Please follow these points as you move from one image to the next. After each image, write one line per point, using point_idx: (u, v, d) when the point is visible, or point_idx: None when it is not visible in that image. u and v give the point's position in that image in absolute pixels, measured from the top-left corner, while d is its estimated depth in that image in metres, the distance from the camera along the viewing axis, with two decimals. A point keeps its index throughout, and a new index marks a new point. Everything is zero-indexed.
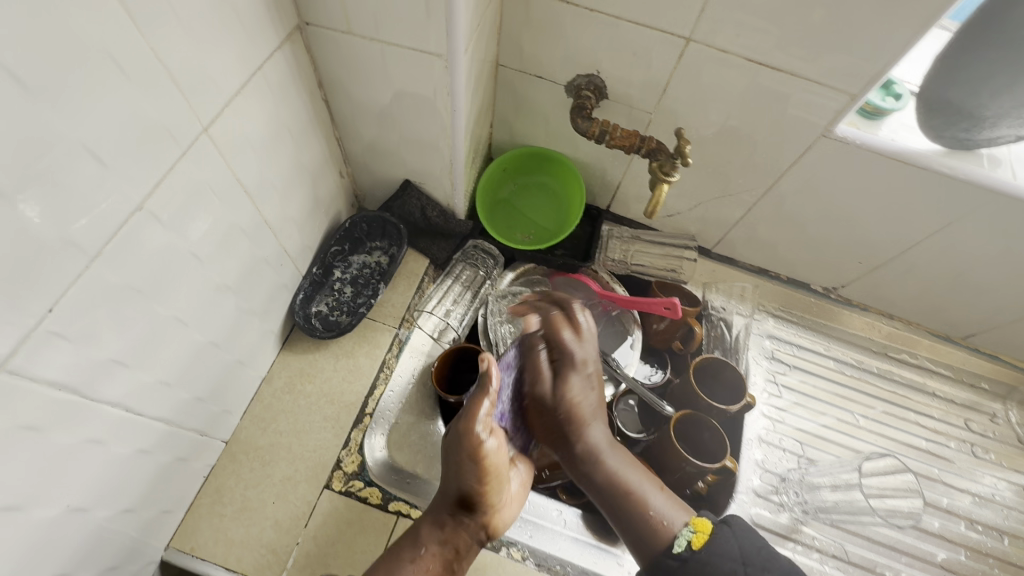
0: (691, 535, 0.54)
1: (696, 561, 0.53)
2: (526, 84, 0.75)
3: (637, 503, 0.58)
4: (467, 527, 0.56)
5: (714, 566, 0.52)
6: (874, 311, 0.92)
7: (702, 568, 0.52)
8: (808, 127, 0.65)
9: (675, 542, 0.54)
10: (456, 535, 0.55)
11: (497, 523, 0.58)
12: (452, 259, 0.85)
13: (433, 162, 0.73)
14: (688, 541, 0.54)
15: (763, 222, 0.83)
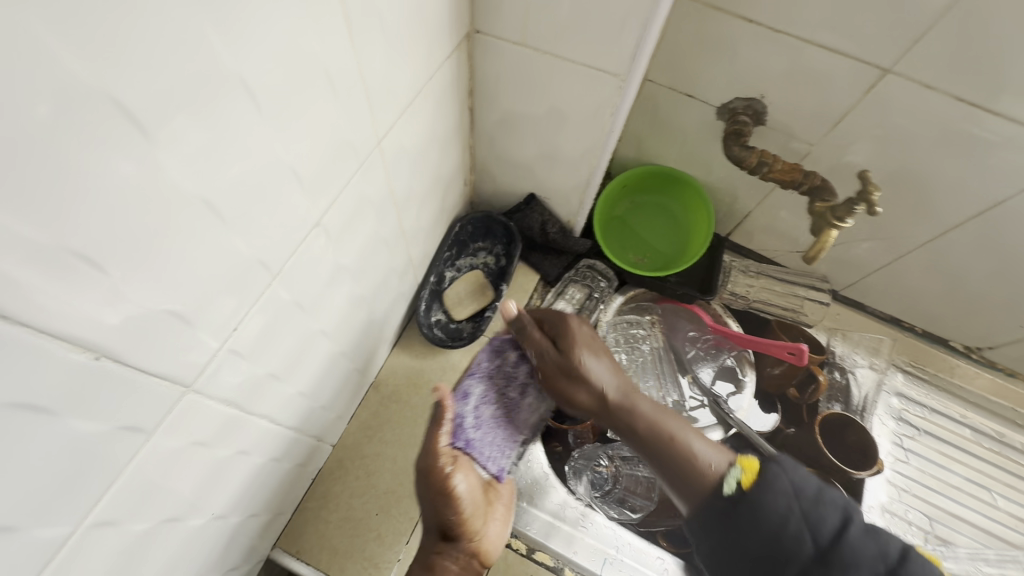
0: (738, 476, 0.46)
1: (745, 503, 0.44)
2: (672, 102, 0.70)
3: (677, 458, 0.51)
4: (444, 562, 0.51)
5: (763, 509, 0.42)
6: (1021, 379, 0.83)
7: (752, 513, 0.43)
8: (1008, 178, 0.57)
9: (723, 483, 0.46)
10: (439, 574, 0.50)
11: (485, 554, 0.54)
12: (565, 277, 0.80)
13: (566, 178, 0.69)
14: (736, 482, 0.45)
15: (913, 271, 0.75)
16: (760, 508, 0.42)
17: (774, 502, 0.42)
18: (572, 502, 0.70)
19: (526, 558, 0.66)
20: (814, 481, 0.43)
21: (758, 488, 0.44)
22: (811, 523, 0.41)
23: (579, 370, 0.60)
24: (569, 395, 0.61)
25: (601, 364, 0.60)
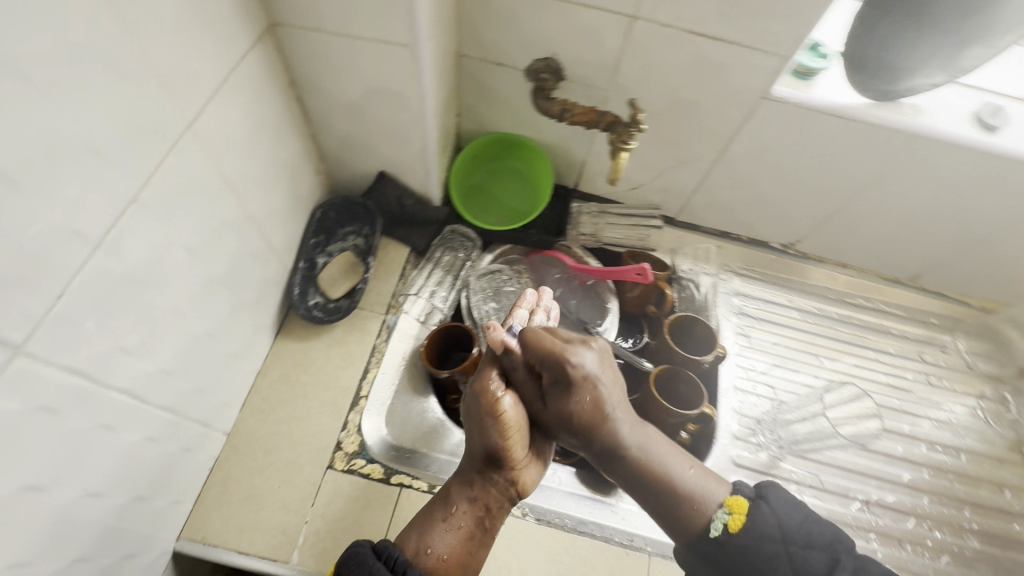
0: (726, 518, 0.58)
1: (733, 543, 0.56)
2: (488, 73, 0.79)
3: (678, 496, 0.60)
4: (488, 482, 0.60)
5: (754, 550, 0.55)
6: (829, 262, 0.99)
7: (742, 552, 0.56)
8: (749, 91, 0.71)
9: (711, 525, 0.58)
10: (483, 492, 0.59)
11: (525, 484, 0.61)
12: (432, 245, 0.88)
13: (405, 150, 0.76)
14: (724, 524, 0.57)
15: (719, 186, 0.88)
16: (746, 551, 0.55)
17: (766, 549, 0.55)
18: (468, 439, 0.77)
19: (427, 492, 0.71)
20: (795, 518, 0.56)
21: (742, 530, 0.56)
22: (797, 569, 0.53)
23: (581, 381, 0.60)
24: (564, 408, 0.60)
25: (619, 393, 0.63)
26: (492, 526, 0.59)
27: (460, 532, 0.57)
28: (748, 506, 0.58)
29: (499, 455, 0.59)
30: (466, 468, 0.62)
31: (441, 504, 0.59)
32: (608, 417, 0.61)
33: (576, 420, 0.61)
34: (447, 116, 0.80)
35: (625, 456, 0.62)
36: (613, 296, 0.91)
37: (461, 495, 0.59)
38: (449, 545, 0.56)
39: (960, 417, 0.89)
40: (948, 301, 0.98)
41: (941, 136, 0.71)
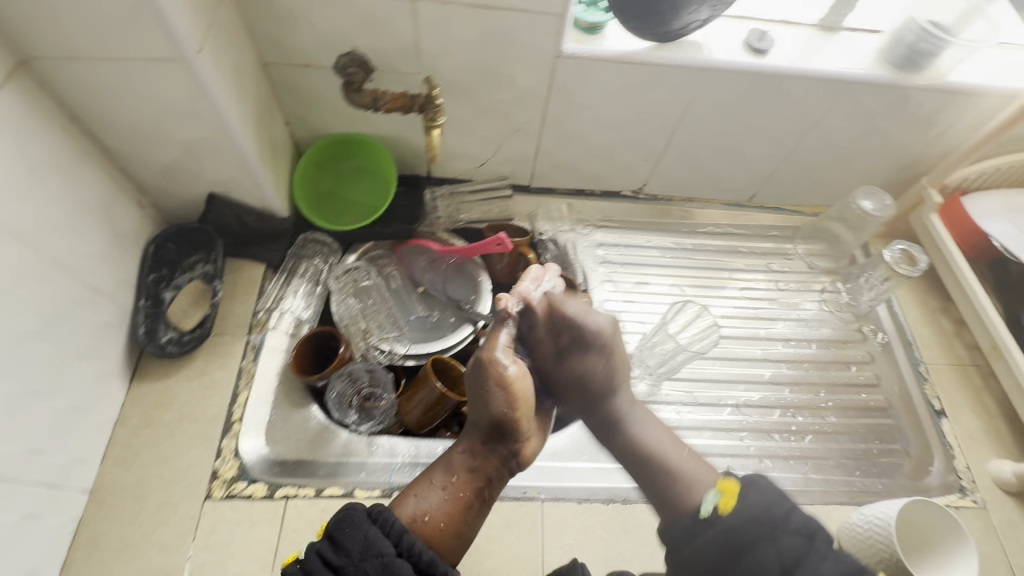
0: (717, 501, 0.57)
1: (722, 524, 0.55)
2: (299, 76, 0.79)
3: (674, 484, 0.64)
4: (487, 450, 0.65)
5: (739, 531, 0.54)
6: (678, 199, 1.07)
7: (729, 531, 0.54)
8: (543, 52, 0.75)
9: (703, 507, 0.57)
10: (482, 461, 0.64)
11: (525, 455, 0.67)
12: (288, 257, 0.87)
13: (226, 168, 0.75)
14: (715, 507, 0.57)
15: (556, 147, 0.93)
16: (735, 531, 0.54)
17: (749, 532, 0.54)
18: (355, 438, 0.78)
19: (315, 497, 0.70)
20: (785, 503, 0.56)
21: (732, 510, 0.56)
22: (783, 554, 0.52)
23: (600, 346, 0.74)
24: (576, 366, 0.75)
25: (623, 379, 0.76)
26: (490, 494, 0.65)
27: (455, 497, 0.62)
28: (739, 488, 0.57)
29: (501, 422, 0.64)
30: (466, 435, 0.67)
31: (441, 471, 0.64)
32: (614, 394, 0.75)
33: (575, 378, 0.75)
34: (268, 125, 0.80)
35: (625, 433, 0.73)
36: (482, 271, 0.94)
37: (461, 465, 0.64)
38: (442, 509, 0.61)
39: (811, 313, 1.00)
40: (787, 213, 1.08)
41: (720, 65, 0.78)
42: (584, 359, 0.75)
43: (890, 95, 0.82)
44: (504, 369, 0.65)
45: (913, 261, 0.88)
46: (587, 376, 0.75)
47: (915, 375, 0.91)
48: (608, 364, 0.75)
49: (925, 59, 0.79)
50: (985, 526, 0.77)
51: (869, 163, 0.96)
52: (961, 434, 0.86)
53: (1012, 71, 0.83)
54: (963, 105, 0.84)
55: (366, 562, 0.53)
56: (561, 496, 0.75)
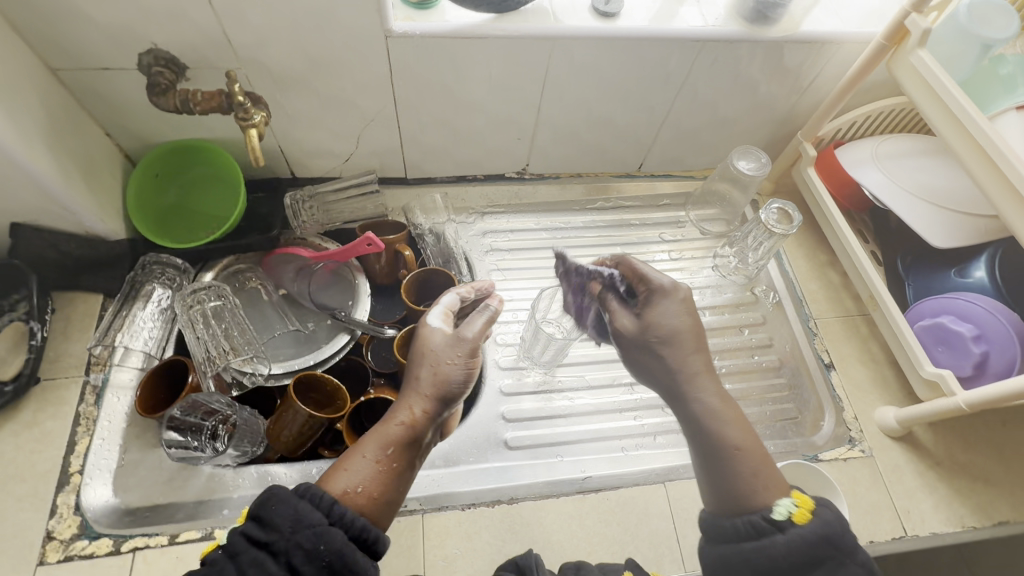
0: (792, 509, 0.53)
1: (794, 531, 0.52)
2: (100, 81, 0.70)
3: (740, 471, 0.58)
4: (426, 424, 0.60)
5: (799, 542, 0.51)
6: (566, 175, 1.03)
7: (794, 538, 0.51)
8: (370, 33, 0.69)
9: (777, 510, 0.54)
10: (420, 432, 0.59)
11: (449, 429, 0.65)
12: (129, 282, 0.79)
13: (22, 193, 0.66)
14: (789, 514, 0.53)
15: (420, 133, 0.87)
16: (802, 544, 0.51)
17: (805, 550, 0.51)
18: (219, 473, 0.72)
19: (167, 546, 0.64)
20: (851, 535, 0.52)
21: (807, 521, 0.52)
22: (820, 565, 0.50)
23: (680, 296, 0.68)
24: (650, 322, 0.67)
25: (700, 341, 0.66)
26: (415, 464, 0.60)
27: (389, 469, 0.56)
28: (814, 505, 0.54)
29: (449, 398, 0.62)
30: (404, 401, 0.61)
31: (373, 440, 0.57)
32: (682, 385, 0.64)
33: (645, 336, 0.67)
34: (73, 141, 0.71)
35: (715, 410, 0.62)
36: (359, 274, 0.88)
37: (402, 434, 0.58)
38: (376, 483, 0.55)
39: (706, 280, 0.98)
40: (677, 180, 1.06)
41: (567, 32, 0.73)
42: (654, 314, 0.67)
43: (748, 50, 0.80)
44: (471, 354, 0.65)
45: (789, 219, 0.87)
46: (658, 340, 0.66)
47: (805, 332, 0.91)
48: (668, 346, 0.65)
49: (775, 11, 0.76)
50: (873, 475, 0.78)
51: (745, 122, 0.95)
52: (849, 386, 0.86)
53: (865, 17, 0.81)
54: (823, 55, 0.82)
55: (299, 534, 0.48)
56: (443, 505, 0.71)
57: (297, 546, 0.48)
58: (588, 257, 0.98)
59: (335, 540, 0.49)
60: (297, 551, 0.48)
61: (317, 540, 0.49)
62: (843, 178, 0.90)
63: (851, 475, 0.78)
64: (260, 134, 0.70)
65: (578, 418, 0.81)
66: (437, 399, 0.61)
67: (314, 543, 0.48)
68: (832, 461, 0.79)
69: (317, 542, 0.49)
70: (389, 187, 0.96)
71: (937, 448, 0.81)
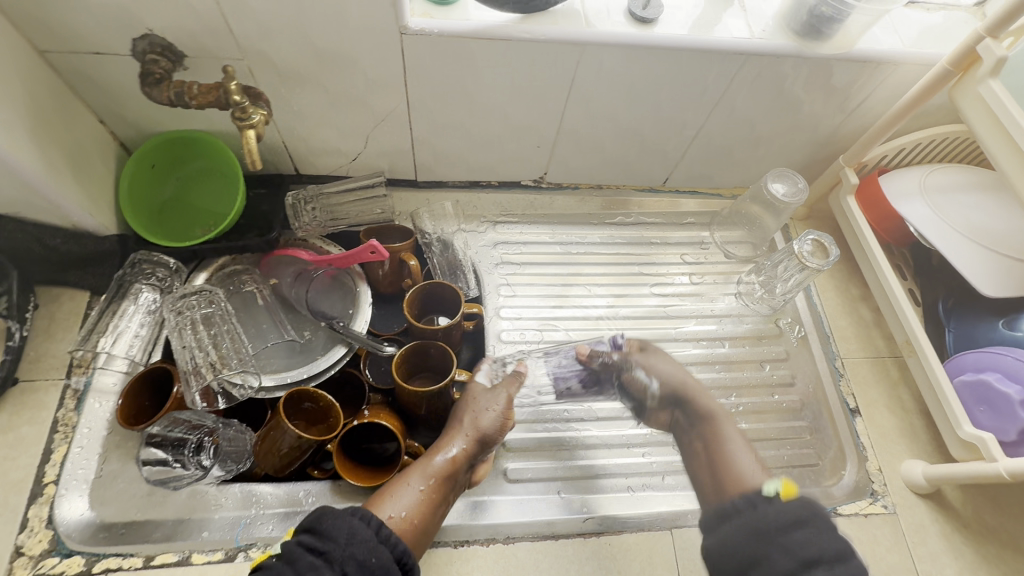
0: (778, 488, 0.59)
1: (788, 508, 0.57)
2: (91, 65, 0.65)
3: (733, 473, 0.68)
4: (462, 463, 0.65)
5: (797, 511, 0.56)
6: (584, 187, 0.97)
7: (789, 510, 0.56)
8: (383, 29, 0.63)
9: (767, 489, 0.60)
10: (456, 467, 0.64)
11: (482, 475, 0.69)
12: (116, 279, 0.74)
13: (2, 185, 0.62)
14: (777, 491, 0.59)
15: (433, 136, 0.82)
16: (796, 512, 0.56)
17: (801, 511, 0.56)
18: (202, 488, 0.68)
19: (141, 569, 0.62)
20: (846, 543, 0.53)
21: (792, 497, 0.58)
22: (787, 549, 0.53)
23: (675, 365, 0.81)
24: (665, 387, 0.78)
25: (698, 390, 0.78)
26: (452, 499, 0.64)
27: (430, 499, 0.61)
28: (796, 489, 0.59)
29: (487, 442, 0.67)
30: (444, 441, 0.66)
31: (416, 472, 0.62)
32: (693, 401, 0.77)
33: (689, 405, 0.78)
34: (62, 129, 0.66)
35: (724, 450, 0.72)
36: (361, 281, 0.82)
37: (439, 468, 0.63)
38: (417, 511, 0.60)
39: (728, 308, 0.93)
40: (704, 197, 1.00)
41: (599, 38, 0.67)
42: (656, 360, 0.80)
43: (795, 67, 0.73)
44: (504, 406, 0.70)
45: (825, 252, 0.82)
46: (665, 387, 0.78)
47: (831, 371, 0.86)
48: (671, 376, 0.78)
49: (829, 27, 0.69)
50: (895, 535, 0.73)
51: (783, 142, 0.88)
52: (874, 434, 0.81)
53: (927, 38, 0.74)
54: (876, 75, 0.75)
55: (353, 546, 0.51)
56: (434, 540, 0.67)
57: (350, 557, 0.50)
58: (605, 273, 0.93)
59: (384, 559, 0.51)
60: (350, 562, 0.50)
61: (367, 553, 0.51)
62: (885, 210, 0.84)
63: (871, 533, 0.73)
64: (259, 133, 0.65)
65: (585, 453, 0.76)
66: (475, 439, 0.66)
67: (365, 555, 0.51)
68: (852, 516, 0.74)
69: (370, 556, 0.51)
70: (399, 189, 0.91)
71: (965, 509, 0.75)
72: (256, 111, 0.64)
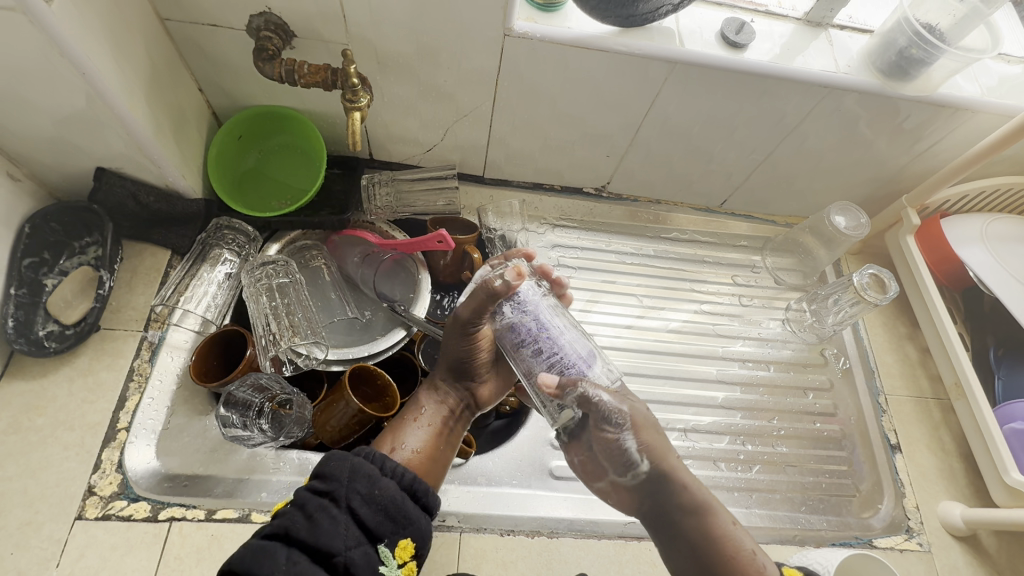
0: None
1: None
2: (206, 37, 0.68)
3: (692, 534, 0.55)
4: (456, 389, 0.65)
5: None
6: (644, 200, 0.98)
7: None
8: (489, 29, 0.66)
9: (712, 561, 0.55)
10: (449, 395, 0.64)
11: (484, 393, 0.68)
12: (198, 242, 0.77)
13: (113, 140, 0.65)
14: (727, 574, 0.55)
15: (509, 135, 0.84)
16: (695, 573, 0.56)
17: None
18: (262, 451, 0.70)
19: (204, 521, 0.63)
20: None
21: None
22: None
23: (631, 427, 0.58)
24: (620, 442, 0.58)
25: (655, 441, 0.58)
26: (459, 428, 0.64)
27: (430, 429, 0.61)
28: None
29: (476, 361, 0.66)
30: (434, 379, 0.66)
31: (412, 408, 0.63)
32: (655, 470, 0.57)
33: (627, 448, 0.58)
34: (170, 93, 0.69)
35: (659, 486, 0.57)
36: (422, 268, 0.83)
37: (432, 398, 0.64)
38: (420, 441, 0.59)
39: (774, 332, 0.94)
40: (757, 222, 1.01)
41: (691, 56, 0.69)
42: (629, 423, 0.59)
43: (875, 104, 0.74)
44: (477, 325, 0.63)
45: (882, 287, 0.83)
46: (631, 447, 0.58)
47: (873, 405, 0.87)
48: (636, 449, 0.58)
49: (915, 68, 0.71)
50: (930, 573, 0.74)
51: (848, 176, 0.89)
52: (914, 472, 0.82)
53: (1006, 88, 0.76)
54: (952, 121, 0.76)
55: (356, 483, 0.49)
56: (482, 526, 0.69)
57: (355, 492, 0.49)
58: (641, 284, 0.95)
59: (390, 488, 0.50)
60: (356, 497, 0.49)
61: (373, 486, 0.49)
62: (944, 252, 0.85)
63: (907, 569, 0.73)
64: (361, 116, 0.70)
65: None
66: (468, 362, 0.66)
67: (370, 490, 0.49)
68: (888, 549, 0.75)
69: (374, 488, 0.49)
70: (466, 184, 0.93)
71: (1001, 556, 0.76)
72: (364, 94, 0.68)
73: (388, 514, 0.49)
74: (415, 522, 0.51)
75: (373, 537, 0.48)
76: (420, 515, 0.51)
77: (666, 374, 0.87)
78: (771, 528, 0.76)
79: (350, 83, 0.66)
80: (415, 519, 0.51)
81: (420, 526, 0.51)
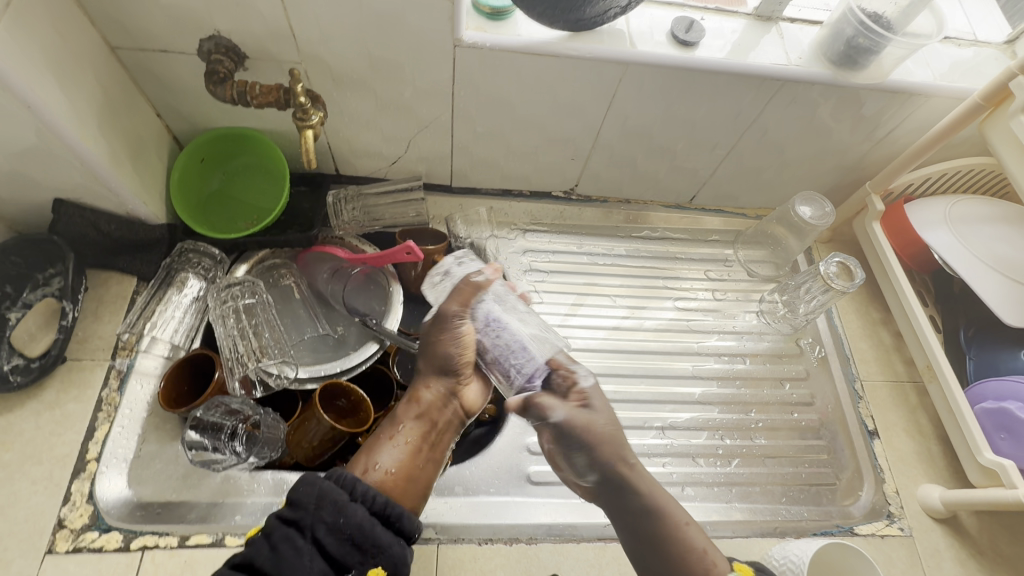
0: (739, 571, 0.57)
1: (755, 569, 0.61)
2: (158, 63, 0.68)
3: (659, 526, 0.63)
4: (434, 402, 0.67)
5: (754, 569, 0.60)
6: (613, 200, 0.99)
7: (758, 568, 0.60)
8: (441, 41, 0.66)
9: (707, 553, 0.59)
10: (428, 408, 0.66)
11: (468, 402, 0.69)
12: (164, 266, 0.77)
13: (68, 170, 0.65)
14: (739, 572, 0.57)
15: (472, 144, 0.84)
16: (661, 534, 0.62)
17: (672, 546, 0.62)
18: (235, 472, 0.69)
19: (177, 548, 0.63)
20: None
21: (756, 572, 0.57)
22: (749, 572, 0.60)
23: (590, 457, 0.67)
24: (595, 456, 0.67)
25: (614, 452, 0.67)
26: (438, 443, 0.65)
27: (406, 447, 0.62)
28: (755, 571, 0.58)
29: (452, 370, 0.68)
30: (412, 390, 0.68)
31: (389, 425, 0.64)
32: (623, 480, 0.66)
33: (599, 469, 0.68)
34: (124, 120, 0.69)
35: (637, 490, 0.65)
36: (394, 282, 0.83)
37: (406, 414, 0.65)
38: (395, 461, 0.60)
39: (749, 324, 0.95)
40: (728, 216, 1.02)
41: (642, 57, 0.70)
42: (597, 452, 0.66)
43: (834, 94, 0.75)
44: (459, 323, 0.68)
45: (850, 275, 0.83)
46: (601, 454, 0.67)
47: (850, 393, 0.87)
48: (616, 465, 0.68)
49: (864, 57, 0.72)
50: (911, 557, 0.74)
51: (811, 165, 0.90)
52: (892, 457, 0.82)
53: (958, 71, 0.77)
54: (906, 106, 0.77)
55: (322, 511, 0.49)
56: (460, 537, 0.69)
57: (321, 522, 0.49)
58: (617, 285, 0.95)
59: (357, 517, 0.50)
60: (321, 527, 0.49)
61: (339, 514, 0.49)
62: (910, 236, 0.86)
63: (888, 554, 0.74)
64: (315, 134, 0.70)
65: None
66: (443, 375, 0.68)
67: (336, 518, 0.49)
68: (868, 536, 0.75)
69: (339, 517, 0.49)
70: (433, 194, 0.93)
71: (982, 537, 0.76)
72: (315, 112, 0.69)
73: (354, 543, 0.49)
74: (386, 549, 0.50)
75: (339, 565, 0.49)
76: (391, 541, 0.51)
77: (643, 373, 0.87)
78: (750, 521, 0.77)
79: (297, 103, 0.67)
80: (385, 546, 0.50)
81: (391, 553, 0.50)
